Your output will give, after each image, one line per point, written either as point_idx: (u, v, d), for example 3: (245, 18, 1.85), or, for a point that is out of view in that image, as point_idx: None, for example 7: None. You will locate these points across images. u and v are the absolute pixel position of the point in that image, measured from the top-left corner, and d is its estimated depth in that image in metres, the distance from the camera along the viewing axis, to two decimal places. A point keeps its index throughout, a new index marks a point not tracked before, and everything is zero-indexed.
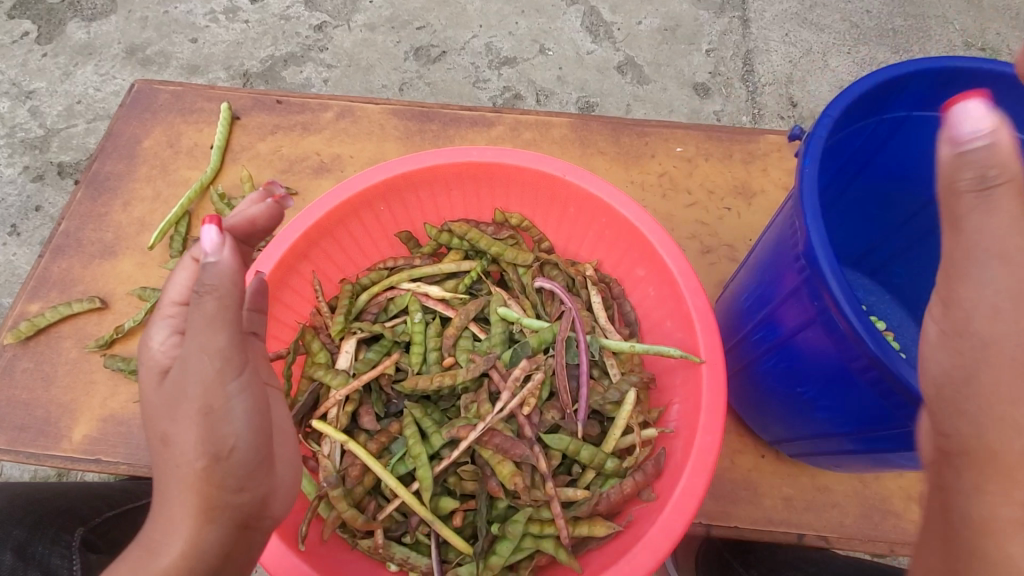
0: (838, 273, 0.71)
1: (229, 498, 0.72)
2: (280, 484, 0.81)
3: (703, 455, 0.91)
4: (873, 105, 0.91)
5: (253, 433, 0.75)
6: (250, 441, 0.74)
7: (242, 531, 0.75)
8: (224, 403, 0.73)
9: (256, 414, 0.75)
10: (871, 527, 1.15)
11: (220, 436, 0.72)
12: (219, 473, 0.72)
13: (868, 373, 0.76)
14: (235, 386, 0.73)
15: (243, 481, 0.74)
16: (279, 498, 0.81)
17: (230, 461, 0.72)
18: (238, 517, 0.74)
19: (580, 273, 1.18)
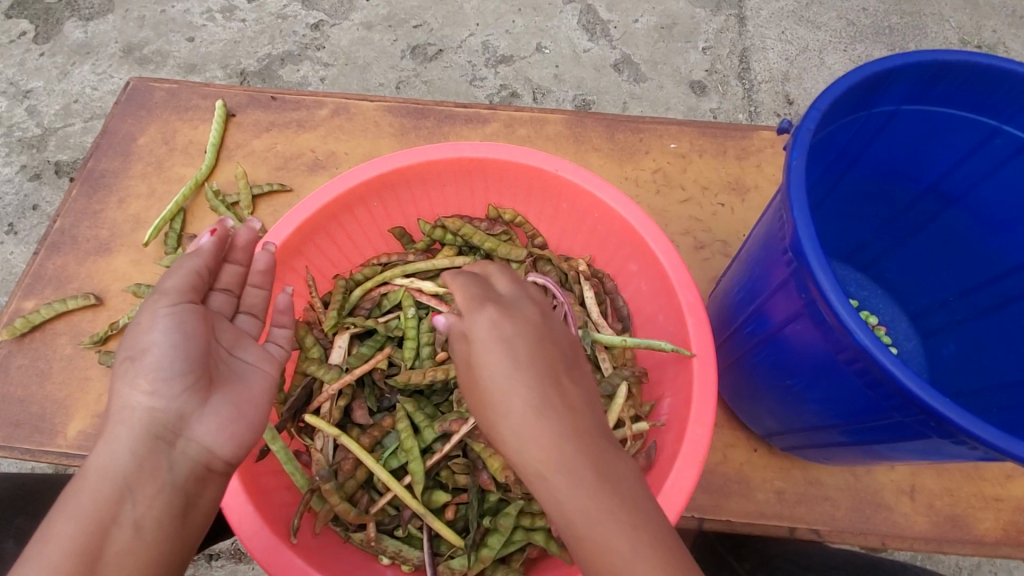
0: (824, 264, 0.72)
1: (147, 402, 0.80)
2: (215, 411, 0.84)
3: (693, 447, 0.92)
4: (862, 99, 0.92)
5: (177, 348, 0.83)
6: (167, 355, 0.82)
7: (161, 442, 0.79)
8: (154, 324, 0.85)
9: (180, 331, 0.84)
10: (863, 520, 1.15)
11: (145, 349, 0.83)
12: (141, 380, 0.81)
13: (855, 363, 0.76)
14: (163, 310, 0.86)
15: (161, 388, 0.81)
16: (212, 425, 0.83)
17: (147, 366, 0.81)
18: (156, 424, 0.80)
19: (573, 268, 1.19)
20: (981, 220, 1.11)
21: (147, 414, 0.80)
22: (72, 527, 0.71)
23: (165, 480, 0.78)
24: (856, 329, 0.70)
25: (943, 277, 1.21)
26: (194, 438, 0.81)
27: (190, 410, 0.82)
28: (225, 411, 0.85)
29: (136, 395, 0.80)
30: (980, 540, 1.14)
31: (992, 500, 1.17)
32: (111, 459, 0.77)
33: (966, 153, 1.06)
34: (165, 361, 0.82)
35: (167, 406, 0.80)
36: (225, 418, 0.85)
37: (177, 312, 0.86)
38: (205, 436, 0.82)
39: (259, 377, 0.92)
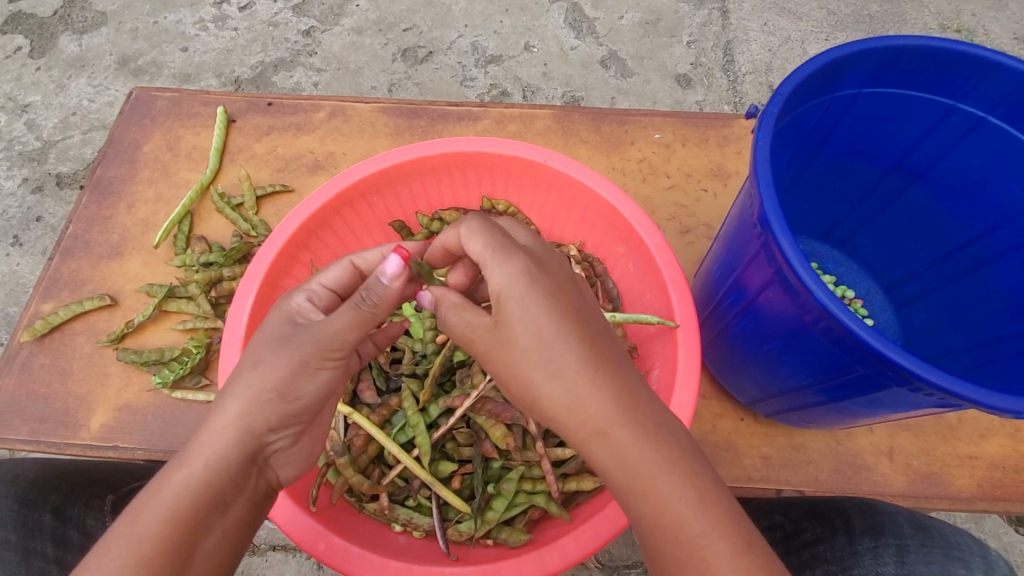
0: (788, 234, 0.79)
1: (265, 433, 0.85)
2: (300, 446, 0.92)
3: (680, 411, 1.00)
4: (824, 84, 0.99)
5: (314, 398, 0.89)
6: (300, 403, 0.88)
7: (254, 466, 0.85)
8: (317, 365, 0.88)
9: (323, 386, 0.90)
10: (845, 481, 1.23)
11: (284, 384, 0.86)
12: (274, 413, 0.85)
13: (821, 324, 0.83)
14: (331, 359, 0.88)
15: (284, 427, 0.87)
16: (293, 457, 0.91)
17: (281, 407, 0.86)
18: (261, 450, 0.85)
19: (564, 253, 1.26)
20: (944, 194, 1.19)
21: (259, 439, 0.85)
22: (172, 530, 0.75)
23: (251, 495, 0.84)
24: (818, 291, 0.78)
25: (912, 250, 1.28)
26: (274, 466, 0.89)
27: (285, 446, 0.89)
28: (304, 448, 0.93)
29: (260, 421, 0.84)
30: (955, 496, 1.22)
31: (965, 458, 1.25)
32: (220, 462, 0.81)
33: (926, 132, 1.13)
34: (303, 406, 0.88)
35: (275, 441, 0.87)
36: (302, 454, 0.93)
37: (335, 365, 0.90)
38: (286, 469, 0.90)
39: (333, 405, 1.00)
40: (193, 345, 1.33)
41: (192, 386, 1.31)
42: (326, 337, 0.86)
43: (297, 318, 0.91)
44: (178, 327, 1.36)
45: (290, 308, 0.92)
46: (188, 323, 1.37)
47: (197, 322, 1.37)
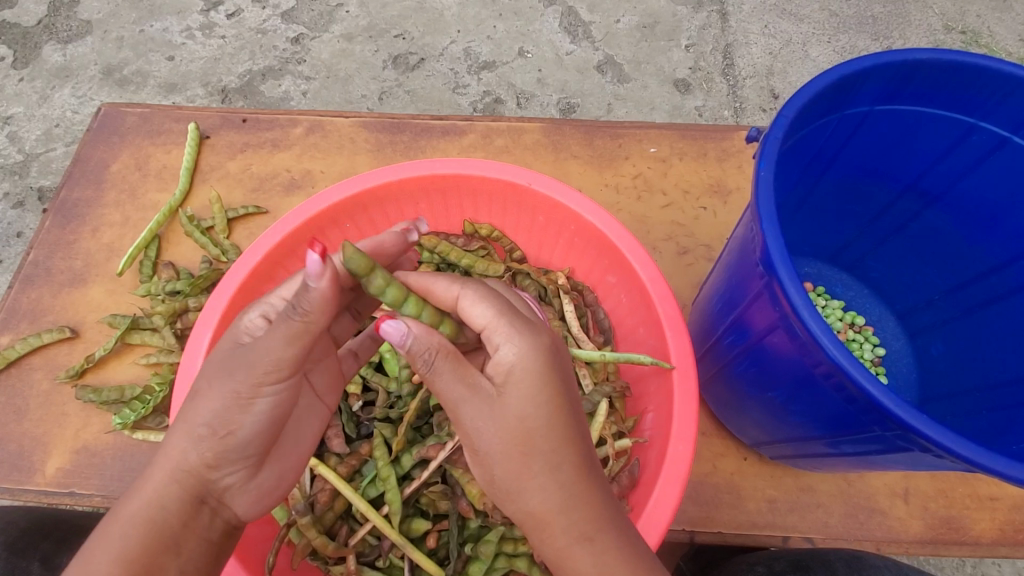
0: (794, 278, 0.70)
1: (205, 472, 0.75)
2: (261, 480, 0.81)
3: (676, 464, 0.89)
4: (833, 101, 0.90)
5: (258, 431, 0.77)
6: (243, 436, 0.76)
7: (201, 506, 0.76)
8: (255, 394, 0.75)
9: (268, 413, 0.77)
10: (857, 526, 1.13)
11: (223, 420, 0.74)
12: (209, 451, 0.74)
13: (831, 378, 0.75)
14: (268, 388, 0.75)
15: (227, 463, 0.76)
16: (252, 492, 0.81)
17: (218, 443, 0.74)
18: (206, 489, 0.76)
19: (552, 281, 1.17)
20: (962, 218, 1.10)
21: (200, 479, 0.75)
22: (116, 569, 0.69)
23: (201, 535, 0.76)
24: (828, 345, 0.69)
25: (927, 275, 1.19)
26: (232, 505, 0.79)
27: (240, 482, 0.78)
28: (268, 482, 0.82)
29: (198, 459, 0.74)
30: (976, 542, 1.12)
31: (987, 500, 1.15)
32: (156, 507, 0.73)
33: (944, 150, 1.04)
34: (249, 441, 0.77)
35: (224, 480, 0.76)
36: (267, 489, 0.82)
37: (278, 393, 0.77)
38: (242, 507, 0.79)
39: (312, 421, 0.89)
40: (156, 383, 1.24)
41: (156, 426, 1.22)
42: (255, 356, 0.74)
43: (240, 339, 0.79)
44: (141, 362, 1.28)
45: (238, 328, 0.80)
46: (152, 357, 1.28)
47: (162, 356, 1.28)
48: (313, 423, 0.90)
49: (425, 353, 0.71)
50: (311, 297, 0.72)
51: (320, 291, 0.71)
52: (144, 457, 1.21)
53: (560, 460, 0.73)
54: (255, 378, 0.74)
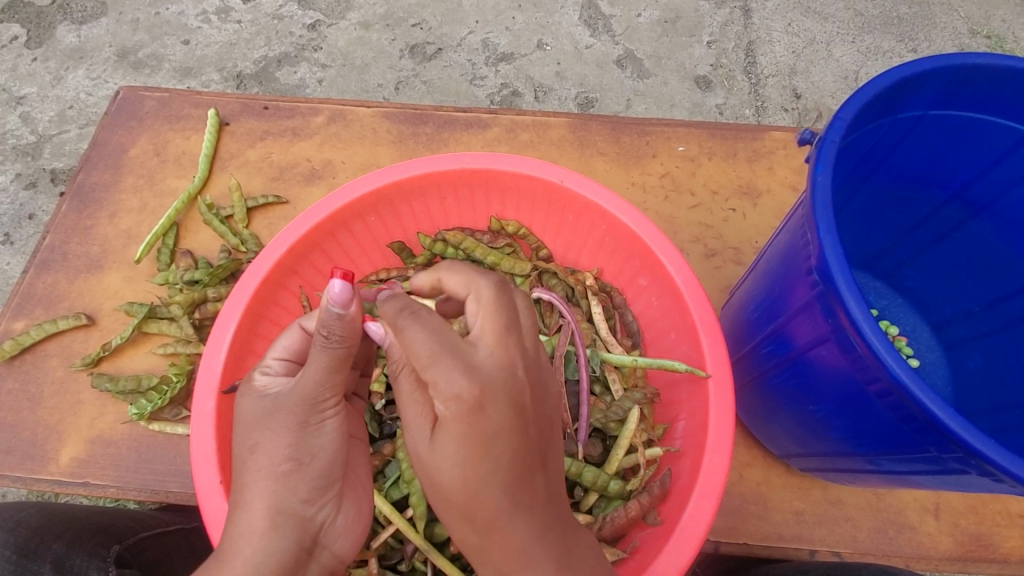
0: (855, 290, 0.68)
1: (302, 509, 0.75)
2: (347, 511, 0.81)
3: (711, 477, 0.87)
4: (888, 104, 0.87)
5: (333, 452, 0.79)
6: (323, 462, 0.77)
7: (304, 551, 0.74)
8: (323, 417, 0.78)
9: (337, 434, 0.80)
10: (885, 541, 1.10)
11: (303, 449, 0.76)
12: (298, 483, 0.75)
13: (887, 396, 0.72)
14: (330, 409, 0.78)
15: (317, 495, 0.77)
16: (343, 527, 0.81)
17: (305, 473, 0.76)
18: (306, 530, 0.75)
19: (580, 282, 1.14)
20: (1009, 229, 1.07)
21: (297, 517, 0.74)
22: None
23: None
24: (889, 362, 0.66)
25: (969, 286, 1.16)
26: (328, 544, 0.78)
27: (332, 515, 0.79)
28: (355, 511, 0.83)
29: (290, 496, 0.74)
30: (1006, 561, 1.10)
31: (1019, 518, 1.12)
32: (259, 560, 0.70)
33: (996, 159, 1.01)
34: (327, 469, 0.78)
35: (319, 513, 0.77)
36: (355, 519, 0.82)
37: (338, 412, 0.80)
38: (339, 544, 0.79)
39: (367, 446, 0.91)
40: (173, 373, 1.22)
41: (172, 418, 1.21)
42: (303, 387, 0.75)
43: (266, 391, 0.79)
44: (158, 352, 1.26)
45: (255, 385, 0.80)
46: (169, 347, 1.26)
47: (179, 346, 1.26)
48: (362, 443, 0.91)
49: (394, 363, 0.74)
50: (341, 323, 0.73)
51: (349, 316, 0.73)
52: (160, 448, 1.20)
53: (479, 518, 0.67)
54: (315, 408, 0.76)
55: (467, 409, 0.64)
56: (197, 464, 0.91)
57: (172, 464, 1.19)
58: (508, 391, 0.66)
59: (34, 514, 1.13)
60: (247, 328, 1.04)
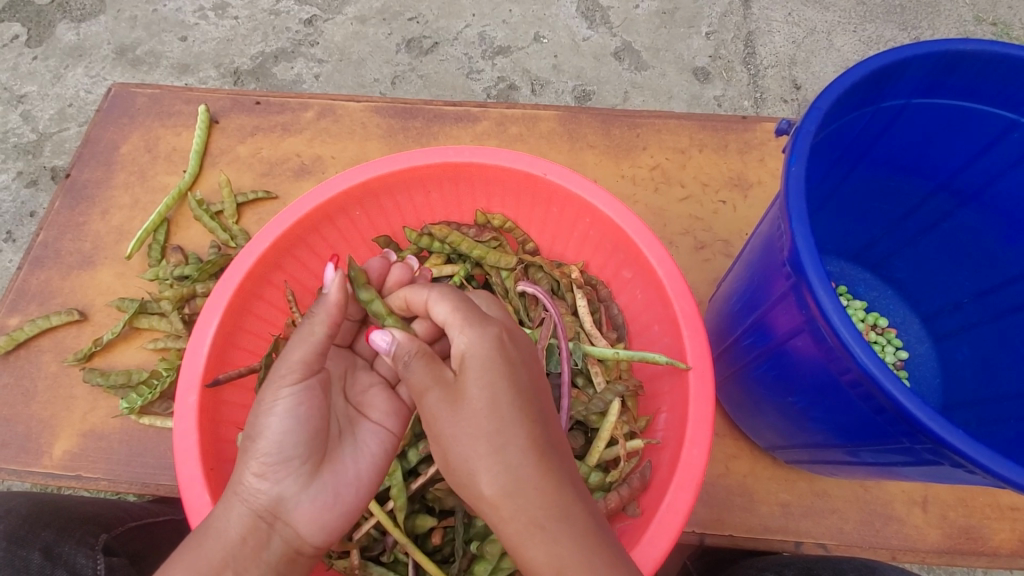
0: (824, 280, 0.68)
1: (257, 482, 0.79)
2: (316, 496, 0.81)
3: (688, 470, 0.87)
4: (868, 94, 0.86)
5: (299, 433, 0.82)
6: (278, 442, 0.81)
7: (261, 521, 0.78)
8: (275, 397, 0.82)
9: (292, 416, 0.82)
10: (872, 534, 1.10)
11: (257, 428, 0.81)
12: (253, 460, 0.80)
13: (859, 387, 0.72)
14: (286, 389, 0.82)
15: (271, 471, 0.79)
16: (315, 513, 0.81)
17: (254, 450, 0.80)
18: (262, 503, 0.78)
19: (565, 275, 1.13)
20: (996, 219, 1.06)
21: (255, 490, 0.79)
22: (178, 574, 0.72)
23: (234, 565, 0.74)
24: (858, 353, 0.66)
25: (957, 277, 1.15)
26: (292, 522, 0.79)
27: (295, 492, 0.80)
28: (325, 498, 0.82)
29: (246, 470, 0.80)
30: (994, 553, 1.09)
31: (1008, 510, 1.11)
32: (218, 527, 0.77)
33: (982, 148, 1.00)
34: (294, 447, 0.81)
35: (275, 489, 0.79)
36: (323, 505, 0.81)
37: (295, 393, 0.83)
38: (302, 527, 0.80)
39: (372, 437, 0.90)
40: (163, 368, 1.23)
41: (162, 412, 1.22)
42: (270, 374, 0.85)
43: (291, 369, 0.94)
44: (148, 347, 1.27)
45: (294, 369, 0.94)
46: (159, 342, 1.27)
47: (169, 340, 1.27)
48: (368, 440, 0.89)
49: (405, 355, 0.79)
50: (324, 303, 0.85)
51: (331, 296, 0.85)
52: (150, 442, 1.21)
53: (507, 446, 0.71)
54: (271, 386, 0.83)
55: (497, 402, 0.72)
56: (178, 457, 0.92)
57: (163, 457, 1.20)
58: (524, 380, 0.75)
59: (23, 503, 1.14)
60: (231, 323, 1.05)
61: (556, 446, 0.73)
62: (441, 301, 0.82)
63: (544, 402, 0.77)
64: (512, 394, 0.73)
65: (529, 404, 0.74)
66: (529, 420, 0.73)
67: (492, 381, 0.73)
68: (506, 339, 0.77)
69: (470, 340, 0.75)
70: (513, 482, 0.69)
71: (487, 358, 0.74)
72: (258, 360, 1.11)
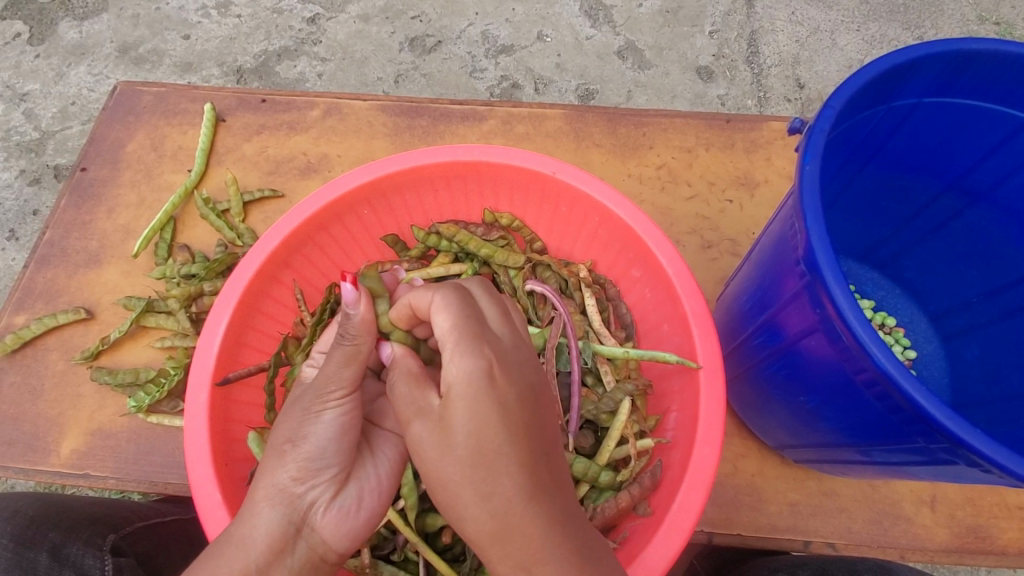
0: (841, 280, 0.68)
1: (291, 487, 0.78)
2: (341, 503, 0.82)
3: (700, 469, 0.87)
4: (880, 93, 0.86)
5: (335, 441, 0.82)
6: (317, 449, 0.80)
7: (291, 526, 0.77)
8: (327, 403, 0.81)
9: (336, 425, 0.82)
10: (881, 533, 1.10)
11: (300, 432, 0.80)
12: (293, 465, 0.78)
13: (874, 386, 0.72)
14: (334, 400, 0.81)
15: (310, 476, 0.79)
16: (342, 522, 0.81)
17: (296, 454, 0.79)
18: (296, 509, 0.77)
19: (573, 274, 1.13)
20: (1006, 218, 1.06)
21: (289, 495, 0.77)
22: None
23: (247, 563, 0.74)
24: (875, 352, 0.66)
25: (965, 276, 1.15)
26: (317, 527, 0.79)
27: (324, 499, 0.80)
28: (348, 505, 0.83)
29: (285, 472, 0.78)
30: (1003, 552, 1.09)
31: (1016, 509, 1.11)
32: (252, 531, 0.75)
33: (992, 147, 1.00)
34: (328, 453, 0.81)
35: (308, 494, 0.79)
36: (348, 512, 0.82)
37: (341, 405, 0.82)
38: (328, 533, 0.79)
39: (390, 444, 0.92)
40: (171, 367, 1.23)
41: (170, 410, 1.22)
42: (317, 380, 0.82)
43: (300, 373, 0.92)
44: (156, 345, 1.27)
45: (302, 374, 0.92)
46: (167, 341, 1.27)
47: (177, 339, 1.27)
48: (385, 449, 0.91)
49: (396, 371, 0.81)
50: (353, 323, 0.80)
51: (359, 315, 0.80)
52: (158, 440, 1.21)
53: (493, 491, 0.69)
54: (318, 395, 0.81)
55: (484, 449, 0.69)
56: (191, 458, 0.92)
57: (171, 456, 1.20)
58: (517, 420, 0.71)
59: (30, 504, 1.14)
60: (241, 322, 1.05)
61: (550, 484, 0.71)
62: (439, 312, 0.75)
63: (542, 435, 0.74)
64: (502, 439, 0.69)
65: (523, 447, 0.70)
66: (520, 467, 0.69)
67: (481, 425, 0.69)
68: (500, 372, 0.71)
69: (460, 371, 0.71)
70: (501, 528, 0.68)
71: (476, 397, 0.70)
72: (267, 358, 1.11)
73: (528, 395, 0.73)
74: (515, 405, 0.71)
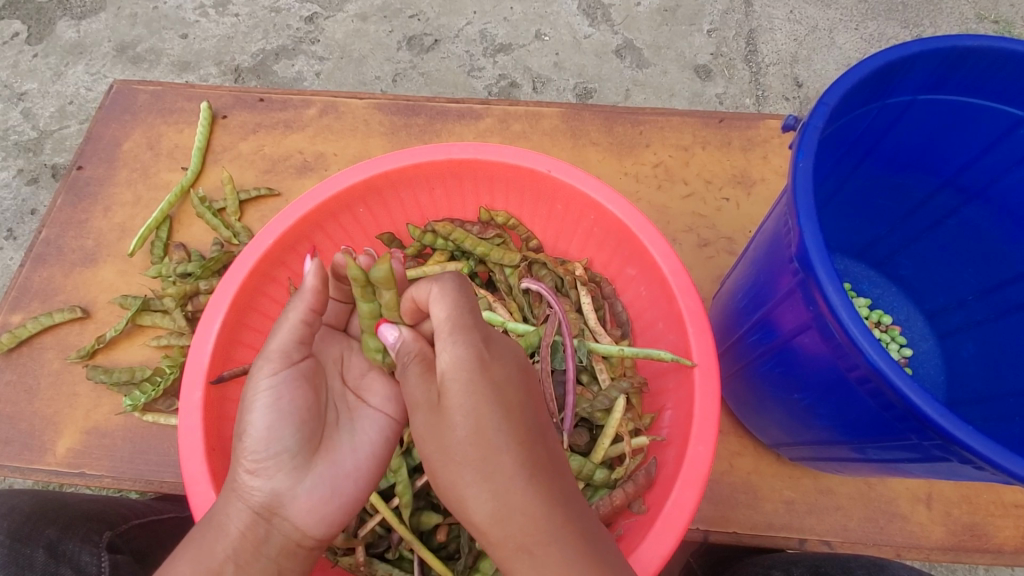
0: (832, 277, 0.68)
1: (248, 477, 0.80)
2: (311, 489, 0.82)
3: (694, 466, 0.87)
4: (875, 90, 0.86)
5: (288, 427, 0.83)
6: (265, 437, 0.81)
7: (258, 516, 0.79)
8: (258, 390, 0.83)
9: (279, 409, 0.83)
10: (876, 530, 1.10)
11: (245, 426, 0.82)
12: (244, 455, 0.81)
13: (867, 383, 0.72)
14: (265, 382, 0.83)
15: (262, 466, 0.80)
16: (313, 507, 0.82)
17: (242, 447, 0.81)
18: (256, 500, 0.80)
19: (569, 272, 1.13)
20: (1001, 216, 1.06)
21: (249, 487, 0.80)
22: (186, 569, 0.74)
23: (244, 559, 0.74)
24: (867, 348, 0.66)
25: (961, 274, 1.15)
26: (289, 515, 0.80)
27: (288, 488, 0.81)
28: (321, 489, 0.82)
29: (240, 468, 0.81)
30: (999, 550, 1.09)
31: (1012, 507, 1.11)
32: (221, 524, 0.78)
33: (988, 145, 1.00)
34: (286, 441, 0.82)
35: (266, 483, 0.80)
36: (319, 498, 0.82)
37: (274, 387, 0.83)
38: (299, 519, 0.80)
39: (370, 423, 0.90)
40: (166, 365, 1.23)
41: (166, 409, 1.22)
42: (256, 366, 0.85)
43: None
44: (151, 344, 1.27)
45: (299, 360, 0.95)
46: (162, 339, 1.27)
47: (172, 338, 1.27)
48: (364, 429, 0.89)
49: (406, 356, 0.80)
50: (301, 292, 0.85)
51: (308, 284, 0.85)
52: (154, 439, 1.21)
53: (493, 470, 0.68)
54: (252, 379, 0.84)
55: (483, 427, 0.69)
56: (183, 454, 0.92)
57: (166, 455, 1.20)
58: (513, 402, 0.72)
59: (27, 501, 1.14)
60: (235, 320, 1.04)
61: (552, 467, 0.71)
62: (435, 302, 0.76)
63: (534, 419, 0.73)
64: (498, 420, 0.70)
65: (517, 426, 0.71)
66: (519, 445, 0.69)
67: (481, 404, 0.70)
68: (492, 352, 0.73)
69: (455, 358, 0.72)
70: (502, 507, 0.67)
71: (470, 381, 0.71)
72: (263, 356, 1.11)
73: (519, 377, 0.75)
74: (507, 386, 0.72)
